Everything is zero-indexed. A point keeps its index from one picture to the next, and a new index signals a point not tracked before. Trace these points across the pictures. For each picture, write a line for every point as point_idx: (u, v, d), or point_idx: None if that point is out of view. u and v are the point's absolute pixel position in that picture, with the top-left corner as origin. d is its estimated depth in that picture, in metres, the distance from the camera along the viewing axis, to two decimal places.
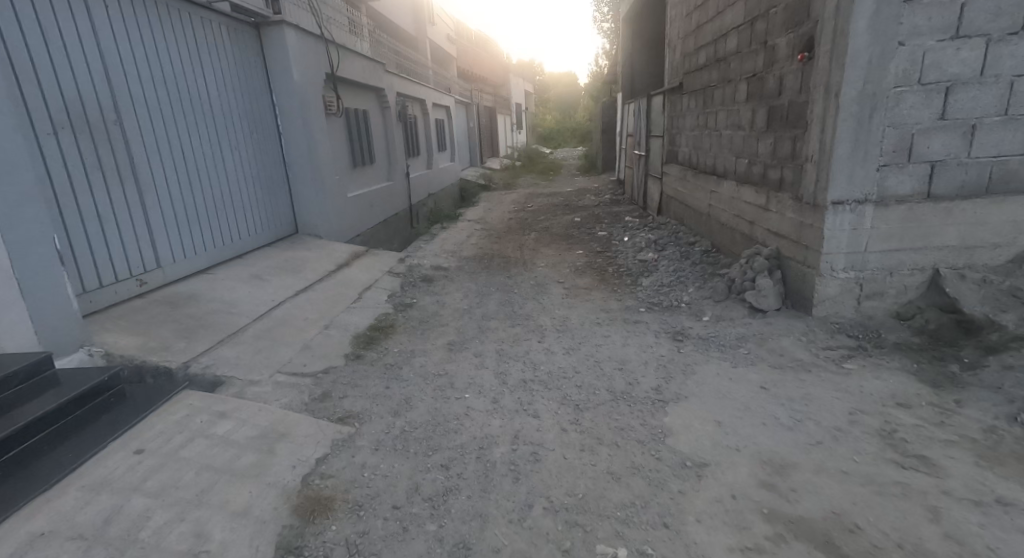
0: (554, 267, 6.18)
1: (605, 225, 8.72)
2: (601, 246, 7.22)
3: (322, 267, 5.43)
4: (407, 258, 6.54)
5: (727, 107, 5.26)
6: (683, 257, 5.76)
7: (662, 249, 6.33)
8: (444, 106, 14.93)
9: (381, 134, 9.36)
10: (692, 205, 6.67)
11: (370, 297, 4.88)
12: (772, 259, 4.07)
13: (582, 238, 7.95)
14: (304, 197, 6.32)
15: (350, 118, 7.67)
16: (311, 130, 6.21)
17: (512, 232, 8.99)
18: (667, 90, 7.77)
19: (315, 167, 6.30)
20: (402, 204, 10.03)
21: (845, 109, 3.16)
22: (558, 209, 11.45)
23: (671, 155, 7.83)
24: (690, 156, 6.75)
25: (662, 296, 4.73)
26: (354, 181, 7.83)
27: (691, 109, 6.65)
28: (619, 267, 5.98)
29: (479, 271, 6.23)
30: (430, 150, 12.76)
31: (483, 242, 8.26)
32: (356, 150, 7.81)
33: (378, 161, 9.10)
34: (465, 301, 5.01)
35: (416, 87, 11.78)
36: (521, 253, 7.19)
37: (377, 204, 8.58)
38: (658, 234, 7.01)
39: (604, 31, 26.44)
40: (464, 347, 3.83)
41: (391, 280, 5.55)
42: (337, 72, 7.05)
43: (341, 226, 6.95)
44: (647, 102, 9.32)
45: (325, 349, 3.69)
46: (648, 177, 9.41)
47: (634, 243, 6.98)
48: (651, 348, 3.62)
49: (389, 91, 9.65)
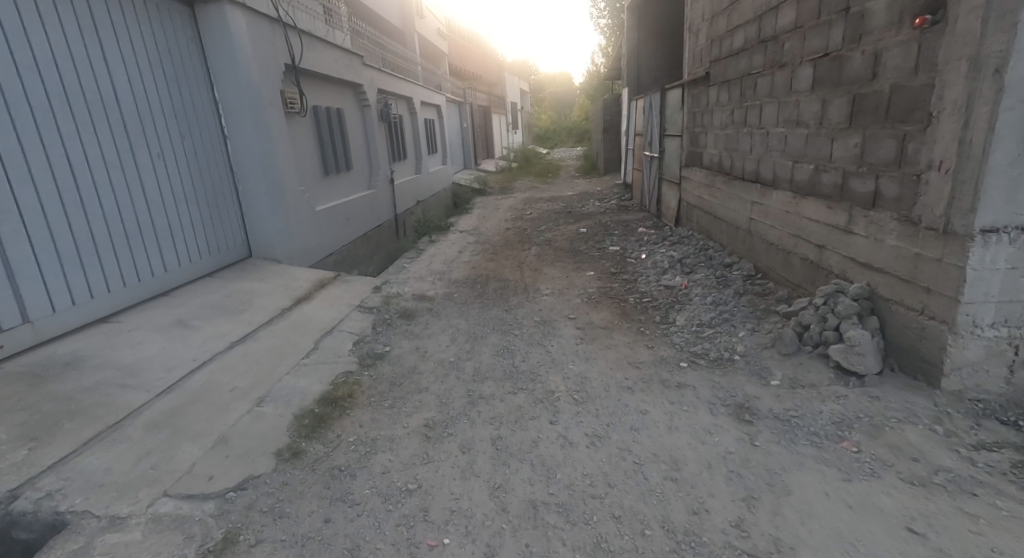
0: (561, 295, 5.13)
1: (615, 237, 7.68)
2: (615, 265, 6.18)
3: (276, 304, 4.36)
4: (386, 286, 5.48)
5: (776, 99, 4.23)
6: (720, 285, 4.73)
7: (691, 272, 5.29)
8: (434, 105, 13.85)
9: (360, 136, 8.29)
10: (724, 217, 5.65)
11: (331, 347, 3.82)
12: (864, 300, 3.02)
13: (591, 253, 6.90)
14: (258, 215, 5.24)
15: (318, 120, 6.61)
16: (265, 134, 5.13)
17: (509, 246, 7.94)
18: (688, 82, 6.73)
19: (271, 178, 5.23)
20: (385, 215, 8.95)
21: (1011, 94, 2.16)
22: (559, 216, 10.41)
23: (693, 158, 6.80)
24: (720, 159, 5.71)
25: (706, 342, 3.67)
26: (325, 191, 6.76)
27: (721, 103, 5.62)
28: (641, 296, 4.94)
29: (472, 300, 5.18)
30: (418, 153, 11.69)
31: (476, 259, 7.20)
32: (325, 156, 6.75)
33: (356, 167, 8.03)
34: (452, 350, 3.95)
35: (402, 83, 10.72)
36: (522, 274, 6.13)
37: (354, 217, 7.51)
38: (683, 252, 5.97)
39: (602, 27, 25.40)
40: (445, 435, 2.76)
41: (361, 318, 4.49)
42: (301, 64, 5.99)
43: (305, 247, 5.86)
44: (661, 97, 8.31)
45: (251, 442, 2.62)
46: (663, 183, 8.37)
47: (654, 262, 5.94)
48: (711, 438, 2.56)
49: (370, 88, 8.61)
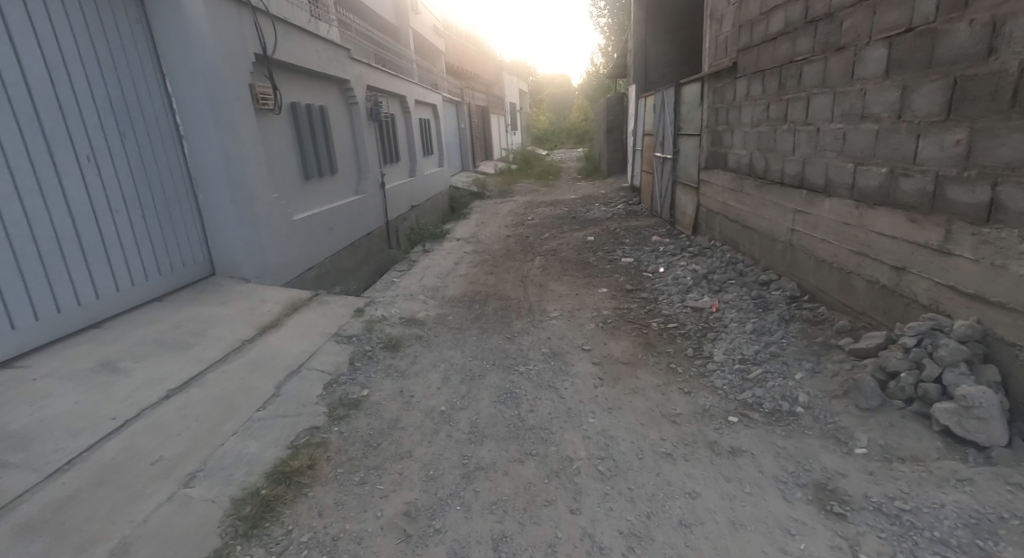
0: (572, 319, 4.45)
1: (627, 246, 6.99)
2: (631, 280, 5.50)
3: (236, 335, 3.66)
4: (371, 306, 4.80)
5: (831, 89, 3.55)
6: (759, 308, 4.05)
7: (721, 291, 4.62)
8: (429, 104, 13.17)
9: (347, 137, 7.61)
10: (756, 227, 4.97)
11: (296, 392, 3.13)
12: (976, 344, 2.35)
13: (602, 265, 6.23)
14: (222, 227, 4.53)
15: (296, 120, 5.94)
16: (228, 133, 4.43)
17: (510, 257, 7.26)
18: (710, 75, 6.06)
19: (235, 186, 4.52)
20: (375, 223, 8.28)
21: None
22: (563, 222, 9.74)
23: (715, 159, 6.13)
24: (751, 161, 5.03)
25: (757, 387, 2.99)
26: (304, 198, 6.08)
27: (752, 97, 4.94)
28: (665, 321, 4.26)
29: (469, 325, 4.50)
30: (412, 155, 11.02)
31: (474, 272, 6.53)
32: (304, 159, 6.07)
33: (342, 171, 7.34)
34: (444, 393, 3.26)
35: (395, 81, 10.05)
36: (526, 291, 5.45)
37: (339, 226, 6.83)
38: (707, 266, 5.30)
39: (603, 26, 24.84)
40: (433, 533, 2.08)
41: (338, 350, 3.80)
42: (275, 55, 5.30)
43: (279, 263, 5.15)
44: (675, 93, 7.63)
45: (161, 554, 1.93)
46: (678, 186, 7.71)
47: (675, 277, 5.28)
48: (794, 546, 1.87)
49: (358, 84, 7.93)
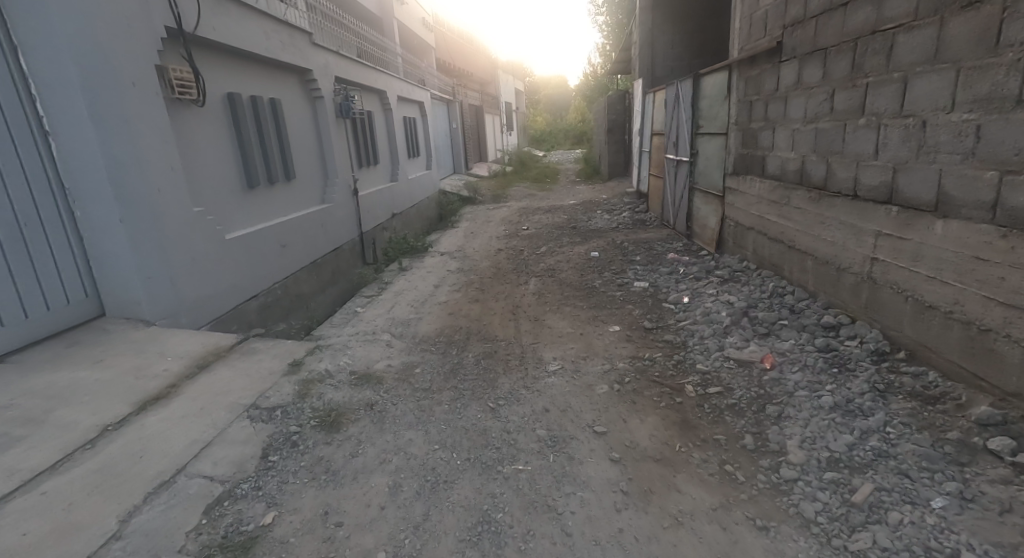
0: (577, 378, 3.37)
1: (638, 266, 5.91)
2: (651, 316, 4.45)
3: (99, 417, 2.57)
4: (316, 354, 3.70)
5: (951, 63, 2.51)
6: (833, 369, 2.99)
7: (771, 338, 3.56)
8: (416, 101, 12.10)
9: (308, 136, 6.54)
10: (810, 250, 3.91)
11: (155, 527, 2.05)
12: None
13: (611, 293, 5.16)
14: (113, 255, 3.41)
15: (234, 116, 4.87)
16: (114, 129, 3.31)
17: (500, 278, 6.17)
18: (742, 60, 5.01)
19: (130, 198, 3.41)
20: (345, 237, 7.19)
21: None
22: (563, 232, 8.68)
23: (750, 163, 5.08)
24: (804, 165, 3.97)
25: (874, 525, 1.93)
26: (246, 212, 5.00)
27: (806, 84, 3.87)
28: (703, 382, 3.19)
29: (442, 382, 3.44)
30: (394, 158, 9.94)
31: (458, 299, 5.48)
32: (245, 163, 5.00)
33: (301, 177, 6.26)
34: (390, 520, 2.19)
35: (373, 74, 8.97)
36: (518, 331, 4.38)
37: (294, 243, 5.74)
38: (747, 299, 4.24)
39: (601, 25, 24.12)
40: None
41: (252, 433, 2.72)
42: (198, 31, 4.21)
43: (200, 296, 4.04)
44: (692, 85, 6.56)
45: None
46: (697, 194, 6.67)
47: (706, 313, 4.22)
48: None
49: (323, 75, 6.83)
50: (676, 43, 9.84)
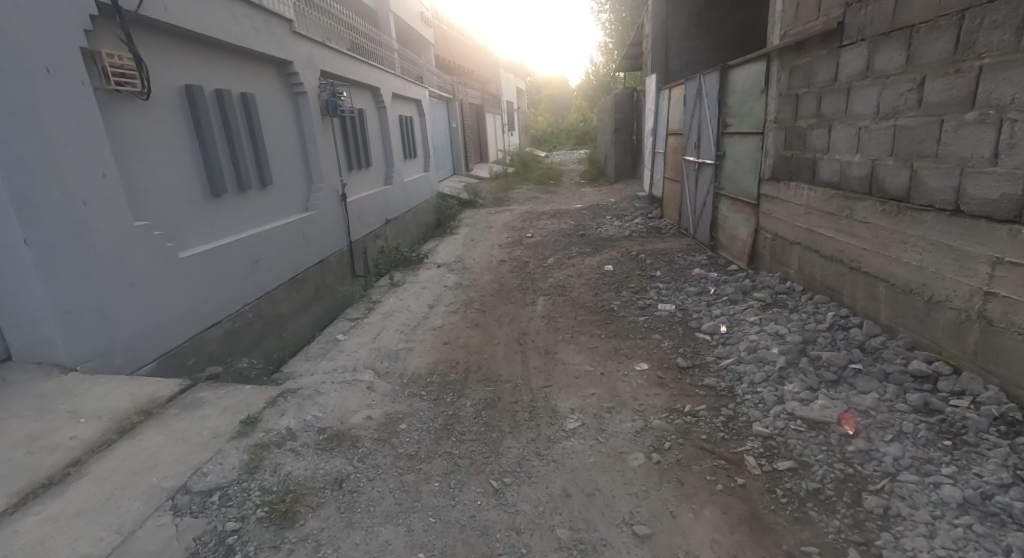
0: (603, 443, 2.68)
1: (660, 285, 5.21)
2: (685, 351, 3.74)
3: None
4: (279, 403, 3.00)
5: None
6: (944, 441, 2.29)
7: (845, 388, 2.85)
8: (414, 99, 11.42)
9: (289, 135, 5.83)
10: (883, 275, 3.22)
11: None
12: None
13: (633, 318, 4.45)
14: (19, 285, 2.76)
15: (194, 111, 4.15)
16: (13, 128, 2.63)
17: (503, 296, 5.48)
18: (787, 47, 4.31)
19: (39, 214, 2.73)
20: (332, 247, 6.50)
21: None
22: (571, 240, 7.99)
23: (794, 167, 4.38)
24: (876, 169, 3.28)
25: None
26: (210, 224, 4.31)
27: (881, 70, 3.18)
28: (767, 452, 2.49)
29: (432, 446, 2.75)
30: (388, 161, 9.23)
31: (456, 323, 4.80)
32: (208, 167, 4.28)
33: (280, 182, 5.56)
34: None
35: (365, 68, 8.28)
36: (526, 369, 3.68)
37: (269, 258, 5.04)
38: (801, 332, 3.54)
39: (605, 23, 23.49)
40: None
41: (177, 534, 2.03)
42: (142, 10, 3.51)
43: (144, 329, 3.35)
44: (719, 78, 5.85)
45: None
46: (723, 201, 5.97)
47: (753, 350, 3.51)
48: None
49: (305, 67, 6.11)
50: (692, 36, 9.13)
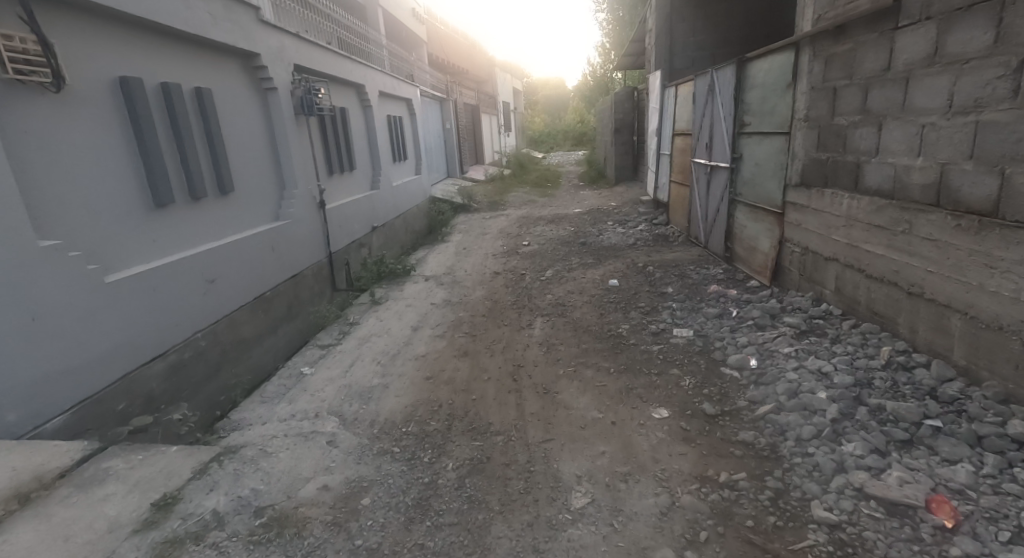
0: (618, 532, 2.11)
1: (673, 304, 4.62)
2: (711, 392, 3.14)
3: None
4: (208, 474, 2.39)
5: None
6: None
7: (924, 452, 2.27)
8: (404, 98, 10.81)
9: (256, 136, 5.20)
10: (959, 305, 2.64)
11: None
12: None
13: (645, 347, 3.85)
14: None
15: (130, 108, 3.54)
16: None
17: (497, 317, 4.87)
18: (823, 32, 3.73)
19: None
20: (308, 260, 5.89)
21: None
22: (571, 249, 7.39)
23: (830, 172, 3.79)
24: (948, 175, 2.70)
25: None
26: (151, 240, 3.69)
27: (958, 53, 2.62)
28: (838, 552, 1.91)
29: (400, 535, 2.17)
30: (373, 163, 8.61)
31: (442, 350, 4.19)
32: (150, 172, 3.66)
33: (244, 188, 4.93)
34: None
35: (348, 64, 7.67)
36: (522, 416, 3.08)
37: (229, 276, 4.43)
38: (851, 372, 2.95)
39: (602, 21, 22.98)
40: None
41: None
42: None
43: (50, 373, 2.76)
44: (736, 71, 5.25)
45: None
46: (741, 208, 5.38)
47: (794, 393, 2.91)
48: None
49: (274, 59, 5.47)
50: (698, 30, 8.54)
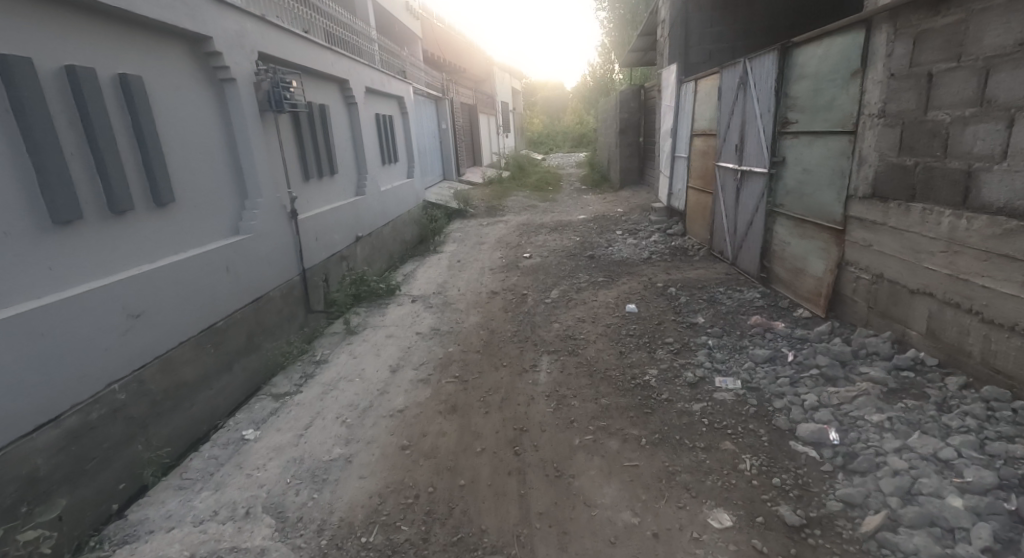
0: None
1: (710, 340, 3.76)
2: (786, 485, 2.28)
3: None
4: None
5: None
6: None
7: None
8: (395, 96, 9.97)
9: (206, 134, 4.34)
10: None
11: None
12: None
13: (683, 405, 3.00)
14: None
15: (12, 96, 2.71)
16: None
17: (493, 354, 4.01)
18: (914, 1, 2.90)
19: None
20: (275, 279, 5.03)
21: None
22: (579, 264, 6.52)
23: (920, 183, 2.96)
24: None
25: None
26: (43, 268, 2.84)
27: None
28: None
29: None
30: (357, 166, 7.73)
31: (424, 402, 3.33)
32: (43, 180, 2.83)
33: (190, 197, 4.07)
34: None
35: (327, 54, 6.80)
36: (527, 521, 2.23)
37: (166, 307, 3.56)
38: (987, 465, 2.12)
39: (604, 20, 22.23)
40: None
41: None
42: None
43: None
44: (778, 59, 4.40)
45: None
46: (782, 221, 4.53)
47: (909, 496, 2.08)
48: None
49: (230, 43, 4.60)
50: (718, 20, 7.70)
